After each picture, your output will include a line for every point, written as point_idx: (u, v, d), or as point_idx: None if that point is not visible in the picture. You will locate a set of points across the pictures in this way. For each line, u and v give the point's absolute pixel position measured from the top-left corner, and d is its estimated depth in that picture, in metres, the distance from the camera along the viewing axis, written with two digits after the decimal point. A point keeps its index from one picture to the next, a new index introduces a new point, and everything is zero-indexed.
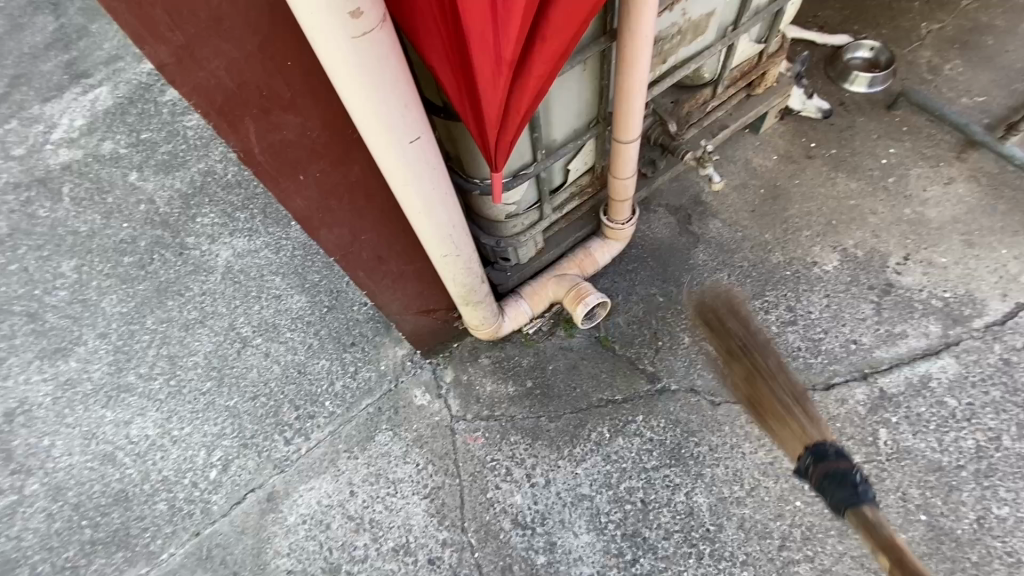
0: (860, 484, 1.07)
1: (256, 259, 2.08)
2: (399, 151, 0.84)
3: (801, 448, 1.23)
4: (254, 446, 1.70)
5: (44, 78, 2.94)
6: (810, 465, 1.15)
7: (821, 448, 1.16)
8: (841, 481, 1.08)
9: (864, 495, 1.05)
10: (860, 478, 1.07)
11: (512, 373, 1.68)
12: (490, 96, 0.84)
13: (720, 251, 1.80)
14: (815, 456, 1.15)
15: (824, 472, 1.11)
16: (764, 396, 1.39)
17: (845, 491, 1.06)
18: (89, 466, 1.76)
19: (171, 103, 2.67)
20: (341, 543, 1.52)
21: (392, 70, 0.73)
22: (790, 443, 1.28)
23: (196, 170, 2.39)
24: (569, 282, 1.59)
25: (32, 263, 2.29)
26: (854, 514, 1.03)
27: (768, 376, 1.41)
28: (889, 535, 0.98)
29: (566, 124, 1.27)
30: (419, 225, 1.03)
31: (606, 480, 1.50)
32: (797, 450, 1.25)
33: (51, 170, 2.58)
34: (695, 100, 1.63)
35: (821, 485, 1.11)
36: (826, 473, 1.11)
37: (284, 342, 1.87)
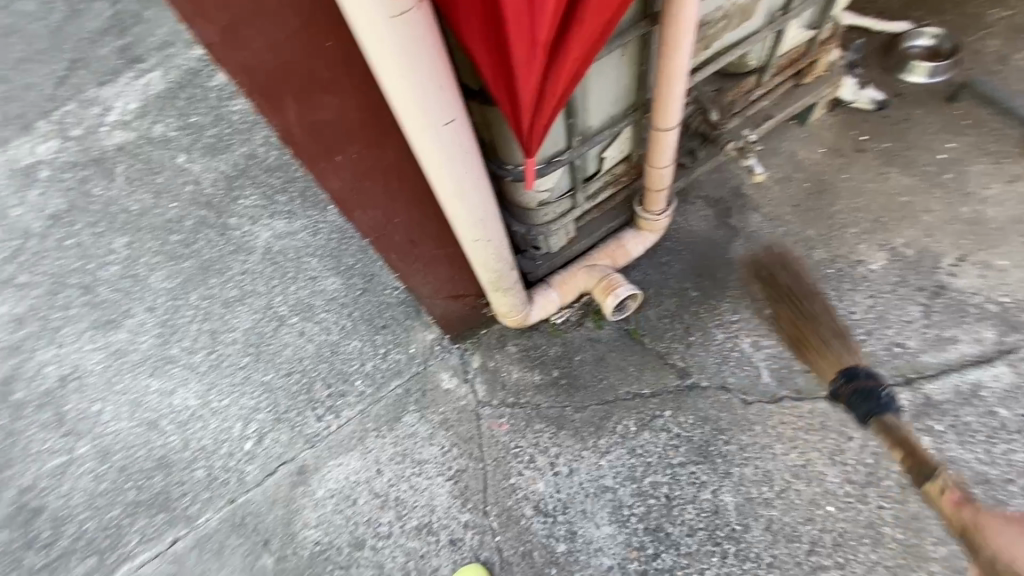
0: (883, 397, 1.31)
1: (294, 241, 2.14)
2: (434, 133, 0.84)
3: (835, 372, 1.44)
4: (287, 420, 1.76)
5: (103, 63, 3.09)
6: (844, 387, 1.35)
7: (853, 372, 1.37)
8: (868, 395, 1.32)
9: (888, 405, 1.31)
10: (884, 394, 1.31)
11: (538, 362, 1.67)
12: (525, 80, 0.83)
13: (759, 246, 1.75)
14: (848, 377, 1.37)
15: (856, 391, 1.33)
16: (809, 333, 1.54)
17: (871, 403, 1.31)
18: (134, 432, 1.86)
19: (218, 88, 2.76)
20: (367, 518, 1.56)
21: (429, 50, 0.73)
22: (824, 367, 1.47)
23: (240, 154, 2.47)
24: (600, 273, 1.57)
25: (88, 239, 2.42)
26: (879, 423, 1.30)
27: (813, 316, 1.56)
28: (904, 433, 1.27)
29: (602, 111, 1.25)
30: (452, 209, 1.03)
31: (631, 473, 1.49)
32: (830, 374, 1.45)
33: (107, 150, 2.71)
34: (739, 89, 1.57)
35: (852, 402, 1.34)
36: (857, 391, 1.33)
37: (318, 322, 1.93)
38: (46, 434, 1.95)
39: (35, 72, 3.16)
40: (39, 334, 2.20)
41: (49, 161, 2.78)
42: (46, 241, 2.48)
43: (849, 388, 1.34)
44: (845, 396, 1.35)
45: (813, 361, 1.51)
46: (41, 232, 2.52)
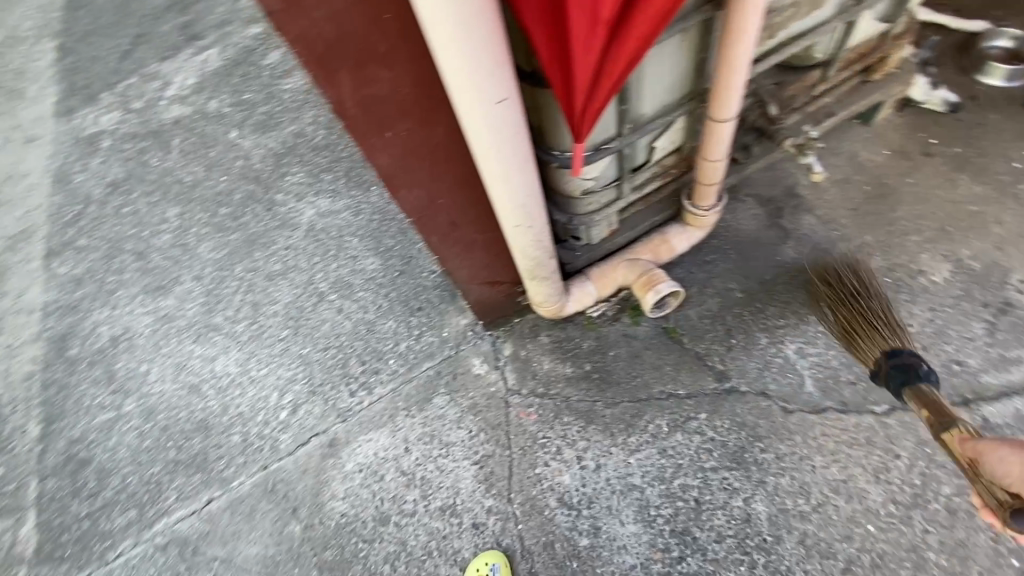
0: (924, 372, 1.24)
1: (337, 220, 2.18)
2: (485, 111, 0.82)
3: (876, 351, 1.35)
4: (322, 394, 1.80)
5: (165, 39, 3.21)
6: (885, 363, 1.29)
7: (895, 350, 1.30)
8: (906, 368, 1.25)
9: (927, 378, 1.23)
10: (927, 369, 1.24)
11: (571, 354, 1.65)
12: (582, 58, 0.80)
13: (811, 250, 1.67)
14: (891, 355, 1.30)
15: (894, 365, 1.27)
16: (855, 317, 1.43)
17: (909, 375, 1.24)
18: (177, 393, 1.94)
19: (271, 67, 2.82)
20: (392, 495, 1.58)
21: (487, 22, 0.71)
22: (864, 349, 1.38)
23: (289, 131, 2.52)
24: (640, 268, 1.54)
25: (143, 207, 2.53)
26: (912, 391, 1.21)
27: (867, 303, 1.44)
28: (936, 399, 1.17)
29: (656, 99, 1.21)
30: (497, 193, 1.01)
31: (660, 473, 1.46)
32: (870, 353, 1.35)
33: (164, 123, 2.82)
34: (802, 83, 1.50)
35: (889, 376, 1.27)
36: (897, 364, 1.26)
37: (356, 300, 1.96)
38: (97, 390, 2.06)
39: (104, 50, 3.35)
40: (95, 296, 2.31)
41: (111, 131, 2.91)
42: (105, 208, 2.60)
43: (890, 363, 1.28)
44: (885, 372, 1.29)
45: (856, 347, 1.40)
46: (101, 198, 2.64)
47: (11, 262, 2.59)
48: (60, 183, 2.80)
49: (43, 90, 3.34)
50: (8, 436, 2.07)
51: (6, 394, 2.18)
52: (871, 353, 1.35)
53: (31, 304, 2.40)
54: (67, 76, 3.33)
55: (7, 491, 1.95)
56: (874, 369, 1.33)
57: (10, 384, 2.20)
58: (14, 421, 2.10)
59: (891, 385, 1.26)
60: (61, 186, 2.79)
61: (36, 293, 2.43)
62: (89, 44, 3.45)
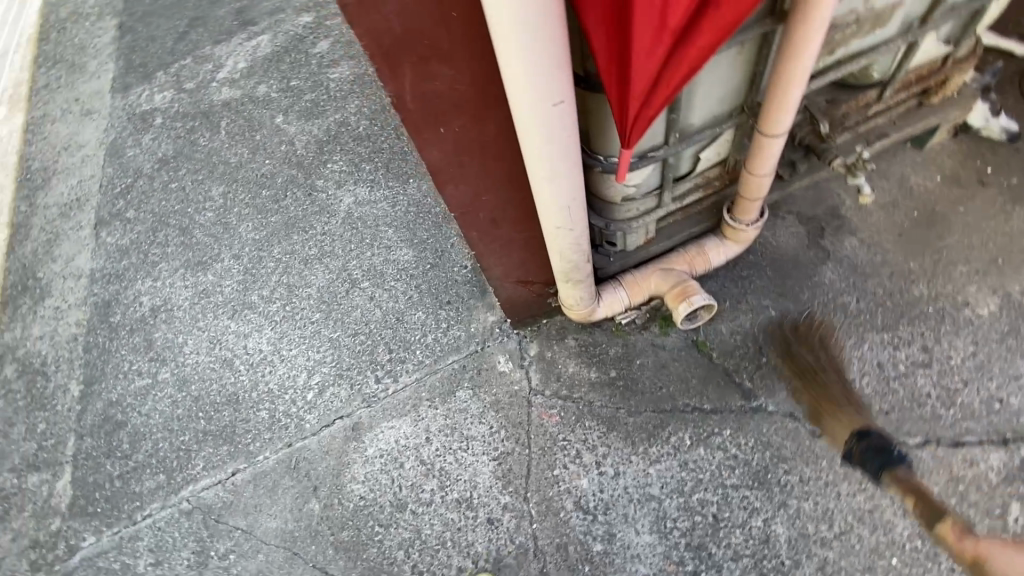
0: (895, 454, 1.31)
1: (374, 209, 2.22)
2: (540, 114, 0.83)
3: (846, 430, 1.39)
4: (348, 378, 1.84)
5: (220, 23, 3.32)
6: (856, 445, 1.34)
7: (864, 431, 1.35)
8: (879, 451, 1.31)
9: (900, 461, 1.30)
10: (896, 451, 1.31)
11: (597, 360, 1.65)
12: (643, 66, 0.80)
13: (851, 273, 1.64)
14: (860, 436, 1.34)
15: (867, 447, 1.32)
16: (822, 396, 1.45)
17: (883, 457, 1.30)
18: (211, 366, 2.01)
19: (319, 56, 2.89)
20: (411, 483, 1.61)
21: (552, 26, 0.72)
22: (834, 428, 1.42)
23: (332, 120, 2.57)
24: (674, 278, 1.53)
25: (189, 184, 2.61)
26: (890, 476, 1.29)
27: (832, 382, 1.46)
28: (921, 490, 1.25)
29: (707, 109, 1.21)
30: (541, 196, 1.02)
31: (679, 486, 1.45)
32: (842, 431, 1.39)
33: (214, 105, 2.91)
34: (856, 102, 1.47)
35: (864, 458, 1.32)
36: (870, 447, 1.32)
37: (387, 289, 1.99)
38: (135, 357, 2.14)
39: (163, 31, 3.48)
40: (139, 266, 2.40)
41: (163, 109, 3.02)
42: (153, 183, 2.70)
43: (861, 445, 1.33)
44: (857, 454, 1.33)
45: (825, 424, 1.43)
46: (150, 173, 2.75)
47: (63, 228, 2.71)
48: (112, 156, 2.92)
49: (102, 66, 3.48)
50: (51, 393, 2.17)
51: (50, 354, 2.29)
52: (841, 431, 1.39)
53: (79, 270, 2.51)
54: (126, 54, 3.47)
55: (46, 446, 2.04)
56: (846, 449, 1.37)
57: (54, 344, 2.31)
58: (57, 380, 2.20)
59: (869, 467, 1.31)
60: (114, 160, 2.90)
61: (84, 259, 2.54)
62: (148, 25, 3.59)
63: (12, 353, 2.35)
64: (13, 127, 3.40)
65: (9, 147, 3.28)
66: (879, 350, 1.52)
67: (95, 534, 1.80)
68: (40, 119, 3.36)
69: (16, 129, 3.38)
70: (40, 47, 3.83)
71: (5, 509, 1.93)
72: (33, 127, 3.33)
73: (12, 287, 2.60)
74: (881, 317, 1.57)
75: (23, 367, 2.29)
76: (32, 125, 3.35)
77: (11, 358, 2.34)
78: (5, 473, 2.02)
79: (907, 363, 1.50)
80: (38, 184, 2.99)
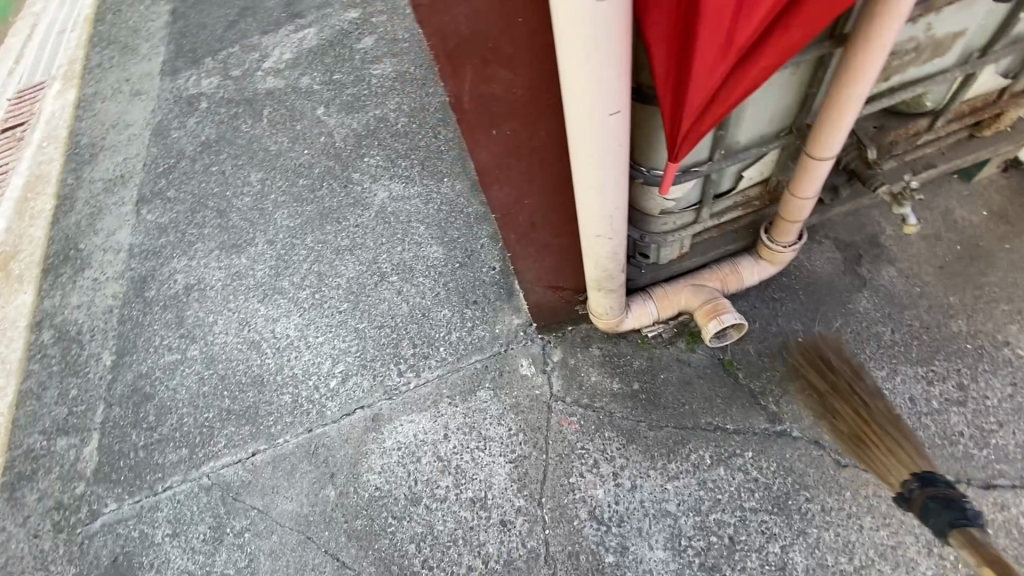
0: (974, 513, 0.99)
1: (407, 205, 2.25)
2: (594, 123, 0.84)
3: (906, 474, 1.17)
4: (372, 369, 1.86)
5: (269, 15, 3.41)
6: (917, 489, 1.09)
7: (928, 476, 1.10)
8: (949, 505, 1.01)
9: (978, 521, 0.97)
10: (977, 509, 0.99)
11: (621, 371, 1.64)
12: (703, 82, 0.81)
13: (887, 303, 1.61)
14: (923, 482, 1.09)
15: (930, 496, 1.05)
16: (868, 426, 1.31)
17: (954, 512, 1.00)
18: (238, 347, 2.06)
19: (363, 52, 2.94)
20: (426, 478, 1.62)
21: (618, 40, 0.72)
22: (891, 470, 1.21)
23: (372, 115, 2.62)
24: (706, 295, 1.52)
25: (229, 169, 2.68)
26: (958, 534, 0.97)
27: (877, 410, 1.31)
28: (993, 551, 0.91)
29: (755, 128, 1.20)
30: (585, 202, 1.03)
31: (696, 504, 1.43)
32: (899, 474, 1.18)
33: (258, 93, 2.98)
34: (905, 130, 1.46)
35: (924, 509, 1.05)
36: (935, 496, 1.04)
37: (415, 285, 2.02)
38: (166, 332, 2.20)
39: (213, 20, 3.59)
40: (176, 245, 2.47)
41: (209, 94, 3.11)
42: (195, 165, 2.78)
43: (923, 491, 1.07)
44: (916, 500, 1.08)
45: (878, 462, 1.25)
46: (192, 155, 2.83)
47: (106, 203, 2.80)
48: (158, 136, 3.02)
49: (153, 49, 3.59)
50: (84, 361, 2.24)
51: (86, 323, 2.36)
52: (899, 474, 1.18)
53: (118, 244, 2.59)
54: (177, 39, 3.58)
55: (76, 411, 2.11)
56: (902, 493, 1.13)
57: (91, 314, 2.38)
58: (91, 349, 2.27)
59: (928, 520, 1.03)
60: (159, 140, 2.99)
61: (125, 234, 2.62)
62: (200, 13, 3.70)
63: (50, 320, 2.44)
64: (66, 103, 3.53)
65: (61, 121, 3.41)
66: (912, 383, 1.49)
67: (116, 501, 1.85)
68: (92, 97, 3.48)
69: (68, 104, 3.51)
70: (96, 28, 3.98)
71: (34, 470, 2.00)
72: (84, 104, 3.46)
73: (55, 256, 2.69)
74: (915, 350, 1.54)
75: (60, 333, 2.37)
76: (84, 102, 3.48)
77: (49, 325, 2.42)
78: (36, 435, 2.10)
79: (940, 399, 1.47)
80: (85, 159, 3.09)
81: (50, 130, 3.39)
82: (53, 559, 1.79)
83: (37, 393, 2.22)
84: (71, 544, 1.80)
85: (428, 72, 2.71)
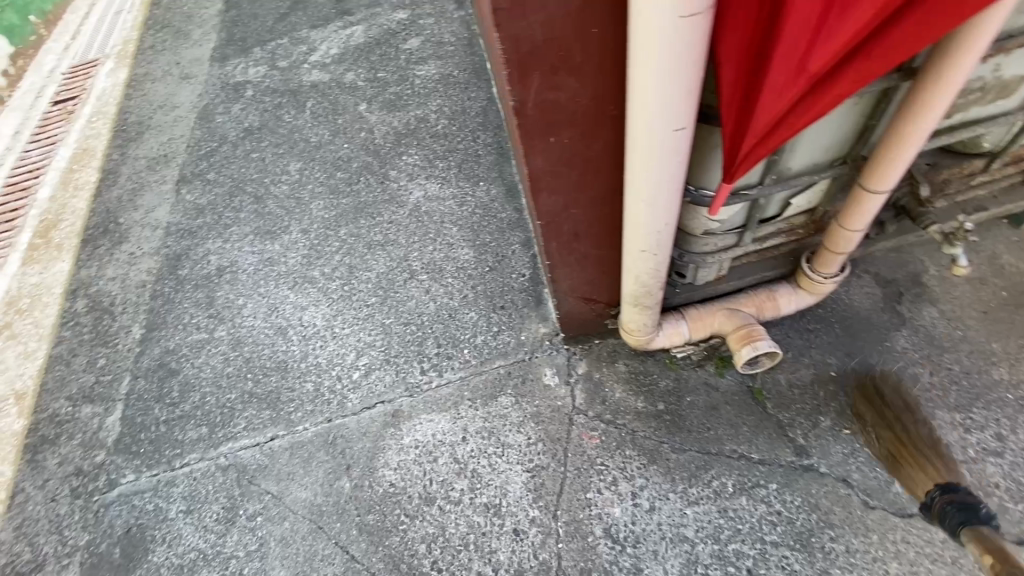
0: (985, 513, 1.08)
1: (442, 206, 2.26)
2: (657, 137, 0.84)
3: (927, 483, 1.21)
4: (395, 364, 1.87)
5: (319, 10, 3.49)
6: (937, 498, 1.14)
7: (950, 483, 1.15)
8: (965, 508, 1.09)
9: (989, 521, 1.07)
10: (987, 510, 1.09)
11: (646, 390, 1.63)
12: (770, 103, 0.80)
13: (927, 345, 1.57)
14: (944, 490, 1.15)
15: (950, 502, 1.12)
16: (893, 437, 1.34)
17: (969, 514, 1.09)
18: (265, 332, 2.08)
19: (408, 52, 2.98)
20: (442, 479, 1.61)
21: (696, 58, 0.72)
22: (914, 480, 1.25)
23: (413, 115, 2.65)
24: (740, 320, 1.50)
25: (269, 156, 2.73)
26: (971, 534, 1.06)
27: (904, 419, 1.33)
28: (1003, 548, 1.00)
29: (808, 156, 1.19)
30: (633, 215, 1.02)
31: (715, 532, 1.40)
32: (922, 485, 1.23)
33: (303, 85, 3.04)
34: (960, 170, 1.43)
35: (943, 514, 1.12)
36: (952, 502, 1.11)
37: (444, 285, 2.02)
38: (196, 311, 2.24)
39: (265, 11, 3.68)
40: (212, 226, 2.52)
41: (255, 83, 3.18)
42: (236, 150, 2.84)
43: (943, 498, 1.13)
44: (937, 508, 1.14)
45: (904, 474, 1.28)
46: (235, 141, 2.89)
47: (148, 180, 2.87)
48: (202, 120, 3.09)
49: (205, 36, 3.70)
50: (114, 332, 2.29)
51: (120, 295, 2.41)
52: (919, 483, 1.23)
53: (156, 222, 2.65)
54: (228, 28, 3.68)
55: (103, 380, 2.15)
56: (926, 502, 1.18)
57: (124, 287, 2.44)
58: (122, 321, 2.32)
59: (947, 523, 1.10)
60: (204, 123, 3.07)
61: (164, 212, 2.68)
62: (252, 4, 3.80)
63: (84, 289, 2.50)
64: (117, 81, 3.64)
65: (111, 98, 3.51)
66: (947, 430, 1.45)
67: (135, 472, 1.87)
68: (142, 77, 3.58)
69: (119, 82, 3.62)
70: (152, 12, 4.10)
71: (58, 434, 2.04)
72: (135, 83, 3.56)
73: (94, 227, 2.76)
74: (954, 396, 1.49)
75: (93, 303, 2.43)
76: (134, 81, 3.58)
77: (84, 294, 2.48)
78: (63, 400, 2.14)
79: (977, 448, 1.42)
80: (131, 136, 3.18)
81: (101, 106, 3.49)
82: (67, 524, 1.81)
83: (66, 359, 2.27)
84: (87, 511, 1.83)
85: (471, 76, 2.74)
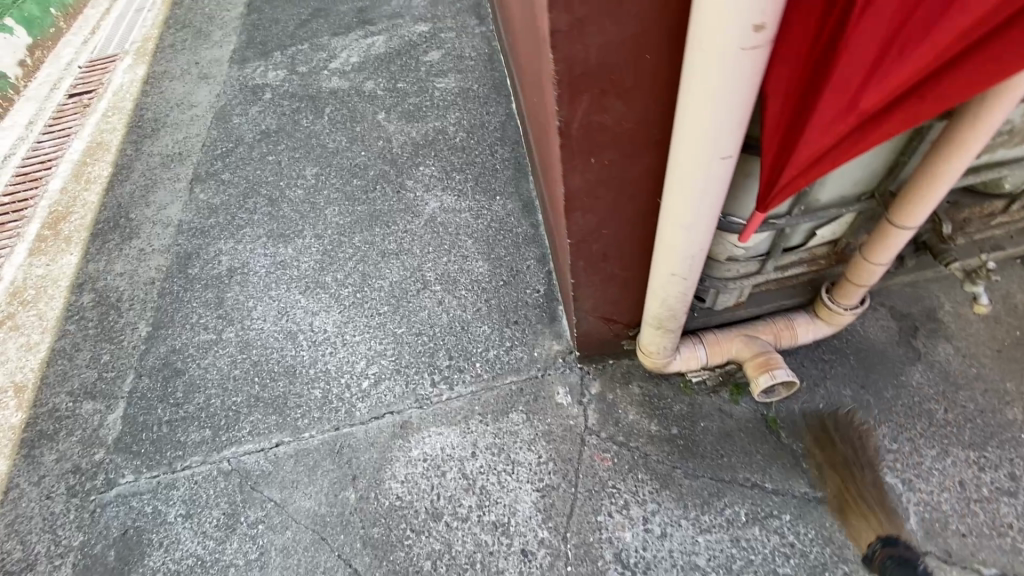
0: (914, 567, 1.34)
1: (457, 218, 2.27)
2: (704, 165, 0.84)
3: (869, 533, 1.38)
4: (405, 375, 1.85)
5: (340, 18, 3.53)
6: (884, 552, 1.34)
7: (892, 539, 1.36)
8: (905, 564, 1.32)
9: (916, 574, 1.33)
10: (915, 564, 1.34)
11: (660, 413, 1.62)
12: (816, 139, 0.81)
13: (942, 381, 1.57)
14: (887, 543, 1.35)
15: (893, 557, 1.33)
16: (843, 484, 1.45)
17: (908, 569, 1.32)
18: (275, 335, 2.07)
19: (428, 64, 3.01)
20: (450, 495, 1.59)
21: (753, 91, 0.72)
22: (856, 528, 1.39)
23: (431, 126, 2.67)
24: (758, 348, 1.50)
25: (285, 160, 2.74)
26: None
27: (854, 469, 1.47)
28: None
29: (837, 189, 1.20)
30: (668, 239, 1.03)
31: (727, 562, 1.39)
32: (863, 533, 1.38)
33: (322, 91, 3.06)
34: (980, 209, 1.44)
35: (886, 566, 1.32)
36: (897, 557, 1.32)
37: (457, 297, 2.01)
38: (205, 311, 2.22)
39: (286, 17, 3.72)
40: (224, 227, 2.51)
41: (274, 86, 3.20)
42: (252, 151, 2.84)
43: (889, 553, 1.33)
44: (882, 561, 1.33)
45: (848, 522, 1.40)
46: (251, 143, 2.89)
47: (161, 177, 2.87)
48: (219, 120, 3.10)
49: (226, 37, 3.73)
50: (120, 329, 2.26)
51: (127, 291, 2.39)
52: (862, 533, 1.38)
53: (168, 219, 2.64)
54: (249, 31, 3.71)
55: (106, 376, 2.12)
56: (868, 552, 1.35)
57: (132, 283, 2.42)
58: (129, 317, 2.30)
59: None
60: (220, 124, 3.08)
61: (176, 210, 2.67)
62: (274, 9, 3.84)
63: (92, 284, 2.48)
64: (135, 77, 3.66)
65: (128, 94, 3.52)
66: (962, 467, 1.44)
67: (134, 473, 1.84)
68: (160, 75, 3.60)
69: (137, 79, 3.63)
70: (174, 11, 4.14)
71: (57, 430, 2.01)
72: (153, 80, 3.58)
73: (104, 222, 2.75)
74: (969, 434, 1.49)
75: (100, 298, 2.41)
76: (152, 78, 3.59)
77: (91, 288, 2.46)
78: (63, 395, 2.11)
79: (992, 487, 1.41)
80: (147, 133, 3.19)
81: (117, 101, 3.50)
82: (62, 523, 1.77)
83: (69, 354, 2.24)
84: (83, 510, 1.79)
85: (491, 91, 2.76)
